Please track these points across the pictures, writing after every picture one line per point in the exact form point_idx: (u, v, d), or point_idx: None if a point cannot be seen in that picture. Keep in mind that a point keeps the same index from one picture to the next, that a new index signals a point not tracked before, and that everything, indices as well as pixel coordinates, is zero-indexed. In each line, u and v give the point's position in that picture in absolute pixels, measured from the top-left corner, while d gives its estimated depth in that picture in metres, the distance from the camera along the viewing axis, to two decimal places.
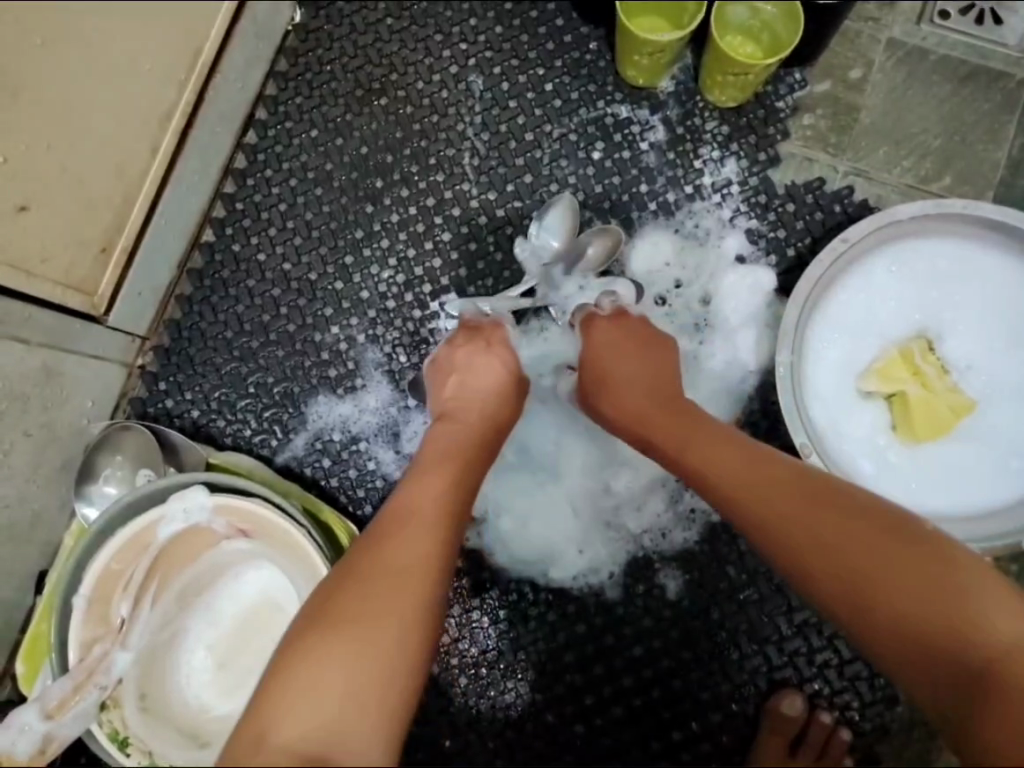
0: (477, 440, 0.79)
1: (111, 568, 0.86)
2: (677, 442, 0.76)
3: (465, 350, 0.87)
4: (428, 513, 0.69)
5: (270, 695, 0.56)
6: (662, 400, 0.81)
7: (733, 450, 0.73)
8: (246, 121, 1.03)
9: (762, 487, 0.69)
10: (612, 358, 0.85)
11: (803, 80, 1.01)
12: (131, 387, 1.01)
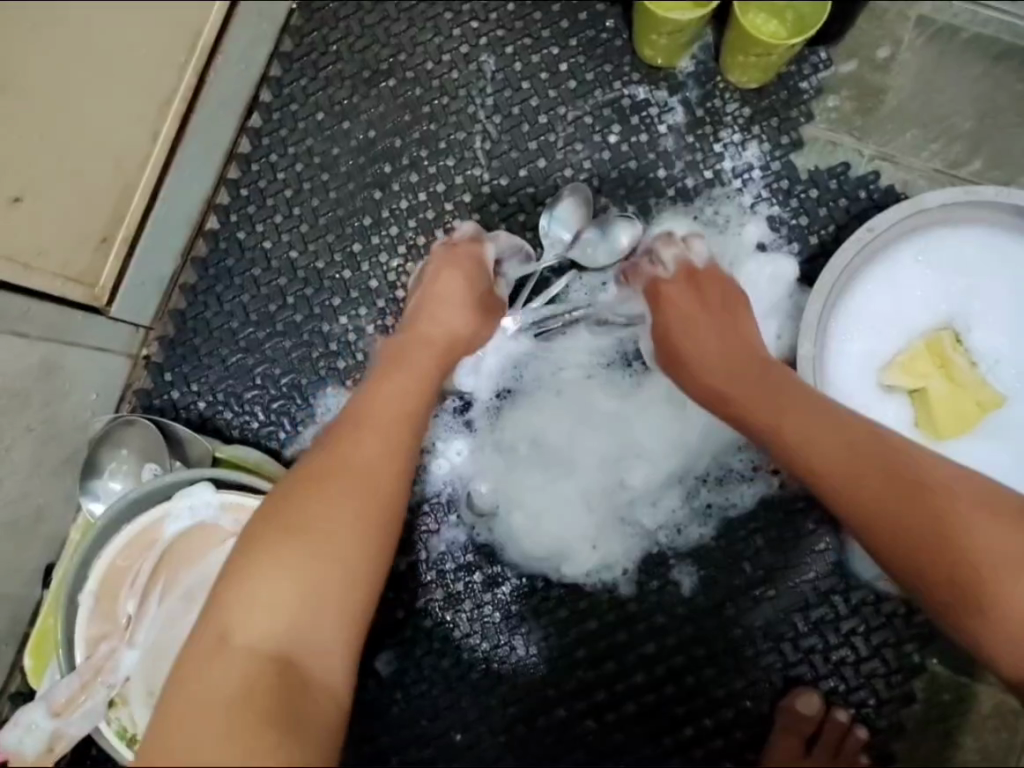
0: (429, 359, 0.82)
1: (117, 565, 0.85)
2: (778, 407, 0.75)
3: (444, 271, 0.87)
4: (385, 423, 0.73)
5: (231, 596, 0.60)
6: (762, 370, 0.79)
7: (838, 419, 0.73)
8: (250, 103, 0.99)
9: (870, 462, 0.70)
10: (701, 324, 0.84)
11: (829, 59, 0.97)
12: (136, 378, 0.99)
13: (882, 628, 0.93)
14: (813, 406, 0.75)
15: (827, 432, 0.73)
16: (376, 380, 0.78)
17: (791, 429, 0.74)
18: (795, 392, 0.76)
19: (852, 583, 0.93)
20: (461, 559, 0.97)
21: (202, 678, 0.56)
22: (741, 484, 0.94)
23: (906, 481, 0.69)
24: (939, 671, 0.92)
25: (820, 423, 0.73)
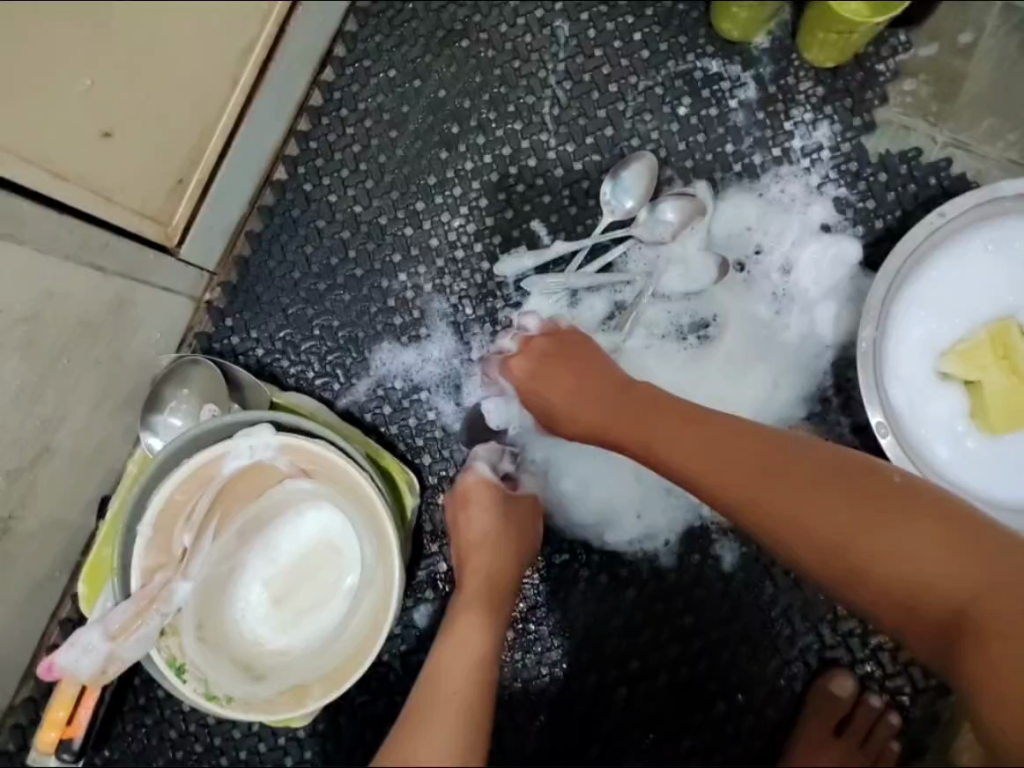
0: (495, 595, 0.79)
1: (175, 499, 0.85)
2: (692, 454, 0.74)
3: (480, 520, 0.82)
4: (455, 696, 0.70)
5: None
6: (655, 415, 0.78)
7: (821, 512, 0.70)
8: (325, 57, 1.01)
9: (817, 512, 0.70)
10: (563, 382, 0.82)
11: (908, 42, 0.96)
12: (197, 323, 1.01)
13: None
14: (743, 461, 0.73)
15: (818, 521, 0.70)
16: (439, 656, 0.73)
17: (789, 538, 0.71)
18: (681, 423, 0.76)
19: None
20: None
21: None
22: None
23: (883, 532, 0.68)
24: None
25: (802, 508, 0.70)
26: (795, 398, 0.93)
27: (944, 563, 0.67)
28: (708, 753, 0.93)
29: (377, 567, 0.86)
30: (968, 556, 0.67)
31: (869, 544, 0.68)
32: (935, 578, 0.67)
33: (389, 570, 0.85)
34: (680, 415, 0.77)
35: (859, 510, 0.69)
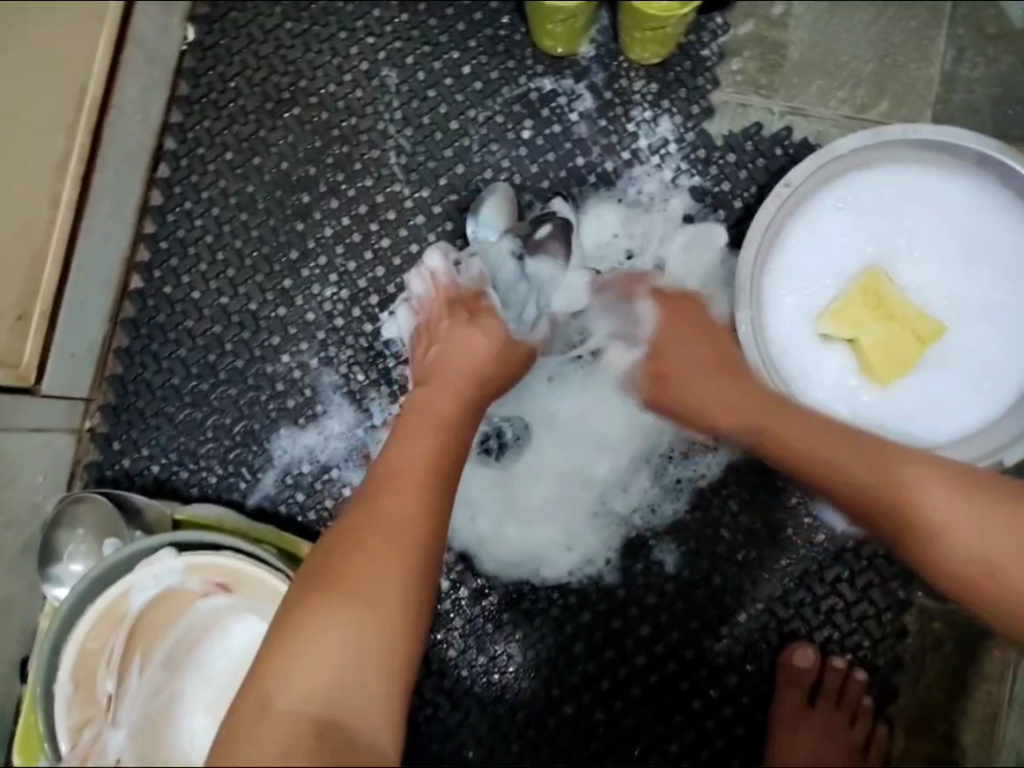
0: (458, 381, 0.78)
1: (89, 648, 0.83)
2: (759, 411, 0.80)
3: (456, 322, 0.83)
4: (414, 476, 0.68)
5: (280, 649, 0.58)
6: (730, 370, 0.82)
7: (840, 453, 0.76)
8: (156, 154, 0.98)
9: (835, 449, 0.76)
10: (687, 333, 0.85)
11: (726, 24, 0.97)
12: (84, 453, 0.96)
13: (864, 570, 0.94)
14: (777, 411, 0.79)
15: (833, 457, 0.76)
16: (400, 435, 0.73)
17: (796, 463, 0.78)
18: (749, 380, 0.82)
19: (830, 532, 0.94)
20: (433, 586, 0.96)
21: (252, 743, 0.54)
22: (705, 455, 0.95)
23: (874, 474, 0.74)
24: (927, 603, 0.94)
25: (824, 444, 0.77)
26: None
27: (936, 516, 0.71)
28: (696, 754, 0.94)
29: None
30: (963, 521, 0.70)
31: (869, 483, 0.74)
32: (916, 518, 0.72)
33: None
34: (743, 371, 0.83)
35: (859, 460, 0.75)
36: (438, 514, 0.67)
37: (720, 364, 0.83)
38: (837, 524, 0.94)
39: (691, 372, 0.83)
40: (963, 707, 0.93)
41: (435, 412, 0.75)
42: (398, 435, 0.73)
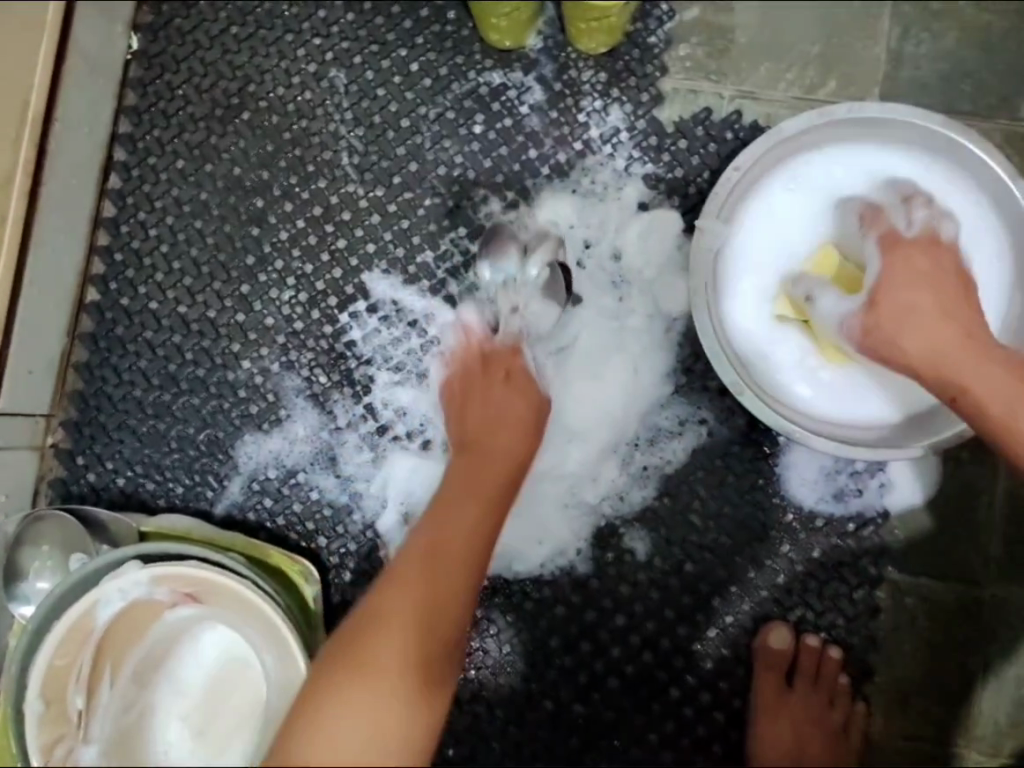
0: (494, 451, 0.76)
1: (58, 666, 0.81)
2: (911, 315, 0.78)
3: (488, 382, 0.81)
4: (444, 557, 0.67)
5: (302, 724, 0.59)
6: (948, 287, 0.79)
7: (999, 367, 0.75)
8: (107, 165, 0.97)
9: (977, 353, 0.75)
10: (922, 255, 0.80)
11: (671, 10, 0.97)
12: (48, 470, 0.95)
13: (834, 549, 0.95)
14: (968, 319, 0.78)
15: (996, 364, 0.75)
16: (437, 507, 0.72)
17: (958, 361, 0.75)
18: (955, 296, 0.79)
19: (798, 511, 0.95)
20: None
21: None
22: (671, 440, 0.95)
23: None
24: (897, 578, 0.95)
25: (988, 354, 0.75)
26: (662, 377, 0.95)
27: None
28: (675, 742, 0.94)
29: (278, 675, 0.81)
30: None
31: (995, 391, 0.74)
32: None
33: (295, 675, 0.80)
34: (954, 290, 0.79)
35: (1003, 370, 0.75)
36: (468, 599, 0.67)
37: (937, 283, 0.79)
38: (805, 503, 0.95)
39: (935, 276, 0.79)
40: (937, 679, 0.94)
41: (473, 489, 0.73)
42: (433, 507, 0.72)
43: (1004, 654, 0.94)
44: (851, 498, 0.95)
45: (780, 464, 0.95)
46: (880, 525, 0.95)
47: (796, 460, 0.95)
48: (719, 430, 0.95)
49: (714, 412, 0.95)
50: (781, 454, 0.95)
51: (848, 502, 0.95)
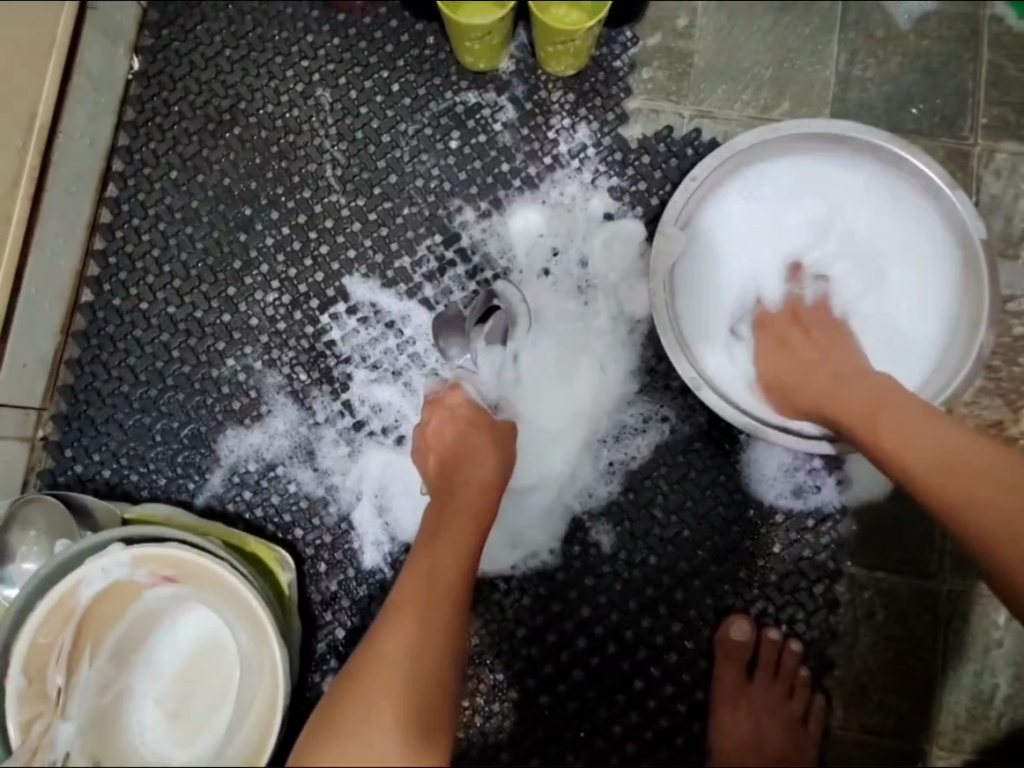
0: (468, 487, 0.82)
1: (39, 644, 0.81)
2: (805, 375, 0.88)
3: (450, 430, 0.89)
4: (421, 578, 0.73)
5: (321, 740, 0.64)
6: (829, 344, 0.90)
7: (877, 396, 0.82)
8: (104, 175, 1.03)
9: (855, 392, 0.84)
10: (804, 321, 0.93)
11: (635, 37, 1.05)
12: (37, 460, 0.99)
13: (793, 544, 0.98)
14: (844, 368, 0.87)
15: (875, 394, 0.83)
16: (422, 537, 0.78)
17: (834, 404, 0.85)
18: (846, 348, 0.89)
19: (758, 508, 0.99)
20: (383, 582, 0.96)
21: None
22: (635, 437, 0.99)
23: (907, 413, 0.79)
24: (855, 572, 0.98)
25: (866, 389, 0.84)
26: (626, 376, 1.00)
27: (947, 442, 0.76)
28: (639, 733, 0.96)
29: (254, 651, 0.82)
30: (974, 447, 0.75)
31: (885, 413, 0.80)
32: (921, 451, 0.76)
33: (270, 656, 0.81)
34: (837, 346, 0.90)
35: (883, 399, 0.81)
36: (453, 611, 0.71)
37: (818, 344, 0.90)
38: (764, 499, 0.99)
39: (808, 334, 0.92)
40: (895, 673, 0.97)
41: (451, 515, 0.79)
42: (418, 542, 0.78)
43: (960, 648, 0.97)
44: (809, 495, 0.99)
45: (740, 461, 0.99)
46: (837, 520, 0.99)
47: (757, 459, 0.99)
48: (681, 428, 1.00)
49: (676, 411, 1.00)
50: (741, 451, 1.00)
51: (805, 499, 0.99)
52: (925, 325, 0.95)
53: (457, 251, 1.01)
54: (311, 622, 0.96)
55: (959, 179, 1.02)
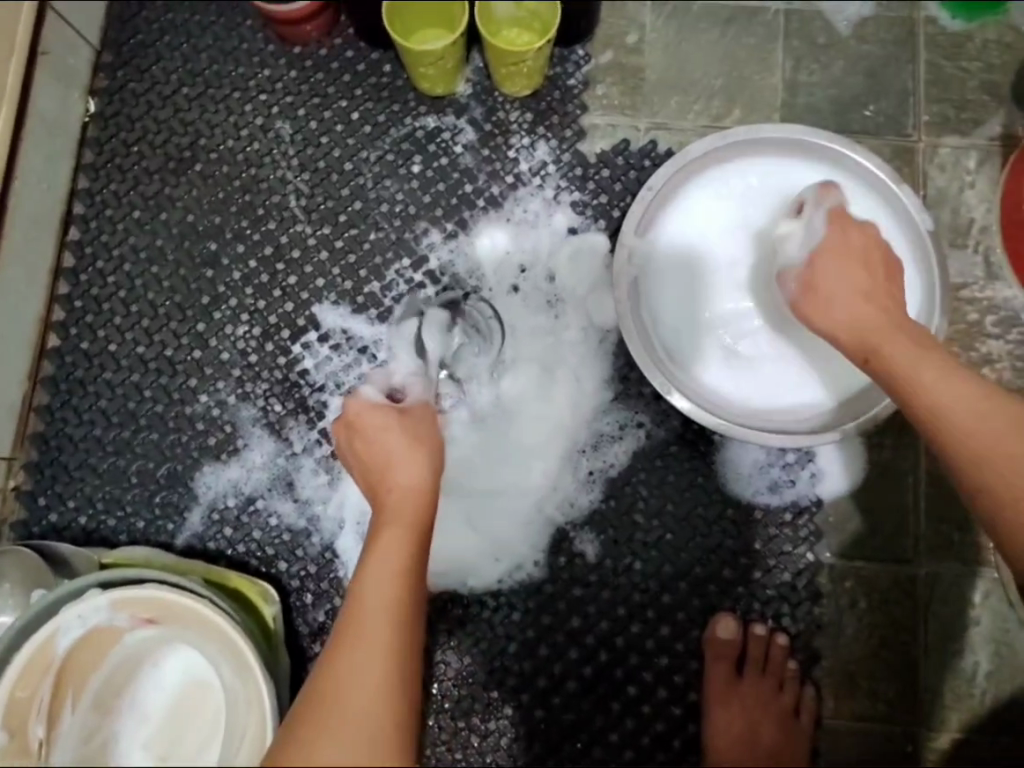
0: (410, 501, 0.74)
1: (18, 697, 0.80)
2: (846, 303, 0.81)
3: (378, 420, 0.78)
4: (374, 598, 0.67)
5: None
6: (868, 260, 0.83)
7: (891, 329, 0.78)
8: (65, 219, 1.03)
9: (869, 320, 0.79)
10: (850, 249, 0.83)
11: (587, 55, 1.07)
12: (10, 511, 0.97)
13: (775, 540, 1.00)
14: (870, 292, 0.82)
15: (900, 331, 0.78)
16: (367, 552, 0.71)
17: (872, 330, 0.79)
18: (874, 268, 0.83)
19: (738, 506, 1.00)
20: None
21: None
22: (613, 445, 1.00)
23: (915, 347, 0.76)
24: (836, 563, 1.00)
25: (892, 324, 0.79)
26: (600, 386, 1.01)
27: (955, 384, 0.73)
28: (636, 740, 0.96)
29: (239, 686, 0.80)
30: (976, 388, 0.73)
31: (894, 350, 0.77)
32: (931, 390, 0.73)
33: (256, 690, 0.79)
34: (879, 275, 0.83)
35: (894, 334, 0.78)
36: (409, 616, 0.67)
37: (858, 276, 0.82)
38: (743, 497, 1.00)
39: (853, 260, 0.83)
40: (882, 659, 0.98)
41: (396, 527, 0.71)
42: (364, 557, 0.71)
43: (943, 631, 0.99)
44: (787, 490, 1.00)
45: (718, 463, 1.01)
46: (815, 513, 1.00)
47: (734, 459, 1.01)
48: (658, 433, 1.01)
49: (651, 416, 1.01)
50: (718, 453, 1.01)
51: (783, 495, 1.00)
52: None
53: (425, 273, 1.02)
54: (301, 654, 0.96)
55: (907, 175, 1.05)
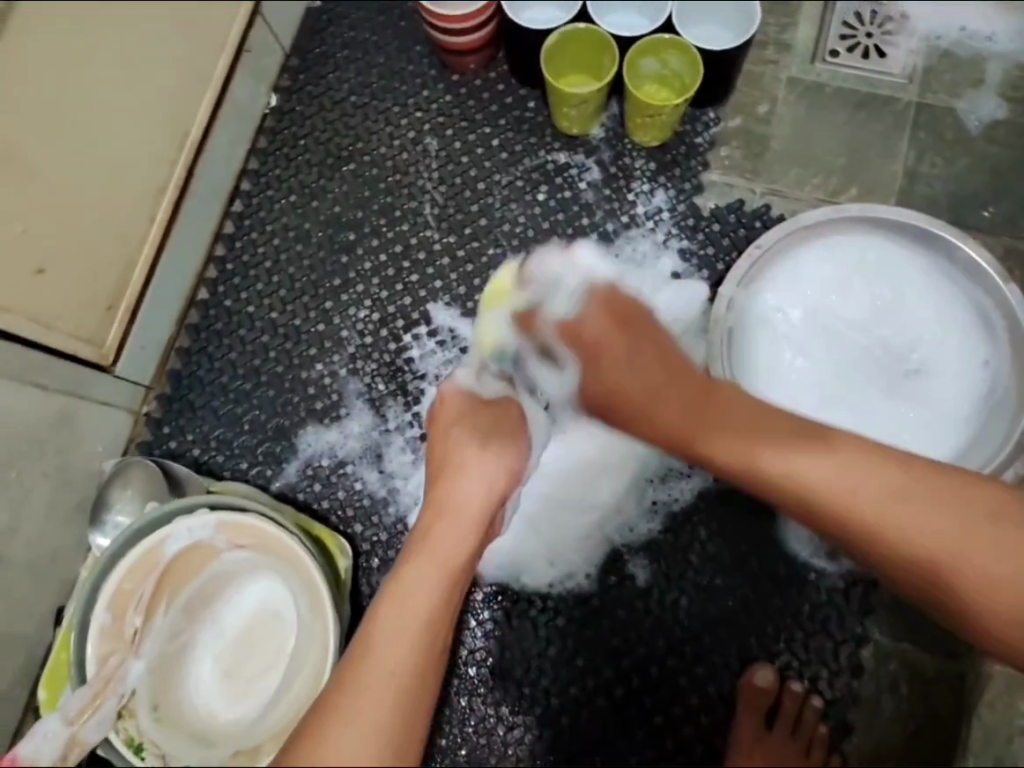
0: (450, 523, 0.82)
1: (123, 588, 0.90)
2: (629, 382, 0.86)
3: (466, 430, 0.89)
4: (398, 626, 0.74)
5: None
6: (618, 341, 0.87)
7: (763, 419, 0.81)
8: (232, 192, 1.18)
9: (733, 416, 0.82)
10: (611, 332, 0.87)
11: (717, 117, 1.15)
12: (137, 433, 1.11)
13: (823, 603, 1.02)
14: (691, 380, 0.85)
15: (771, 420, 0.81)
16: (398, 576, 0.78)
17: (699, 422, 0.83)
18: (658, 347, 0.87)
19: (791, 563, 1.03)
20: None
21: None
22: (680, 480, 1.06)
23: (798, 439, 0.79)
24: (882, 639, 1.00)
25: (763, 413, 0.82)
26: None
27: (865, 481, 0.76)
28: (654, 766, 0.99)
29: (313, 621, 0.90)
30: (898, 486, 0.75)
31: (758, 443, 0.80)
32: (817, 487, 0.77)
33: (325, 628, 0.89)
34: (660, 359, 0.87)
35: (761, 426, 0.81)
36: (434, 642, 0.75)
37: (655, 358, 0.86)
38: (798, 556, 1.03)
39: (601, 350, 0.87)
40: (916, 746, 0.98)
41: (437, 552, 0.79)
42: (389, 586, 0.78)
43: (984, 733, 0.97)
44: (843, 557, 1.02)
45: (779, 518, 1.04)
46: (868, 586, 1.02)
47: None
48: (724, 478, 1.06)
49: None
50: None
51: (838, 561, 1.02)
52: (968, 399, 1.00)
53: None
54: (359, 613, 1.04)
55: (1016, 277, 1.08)
